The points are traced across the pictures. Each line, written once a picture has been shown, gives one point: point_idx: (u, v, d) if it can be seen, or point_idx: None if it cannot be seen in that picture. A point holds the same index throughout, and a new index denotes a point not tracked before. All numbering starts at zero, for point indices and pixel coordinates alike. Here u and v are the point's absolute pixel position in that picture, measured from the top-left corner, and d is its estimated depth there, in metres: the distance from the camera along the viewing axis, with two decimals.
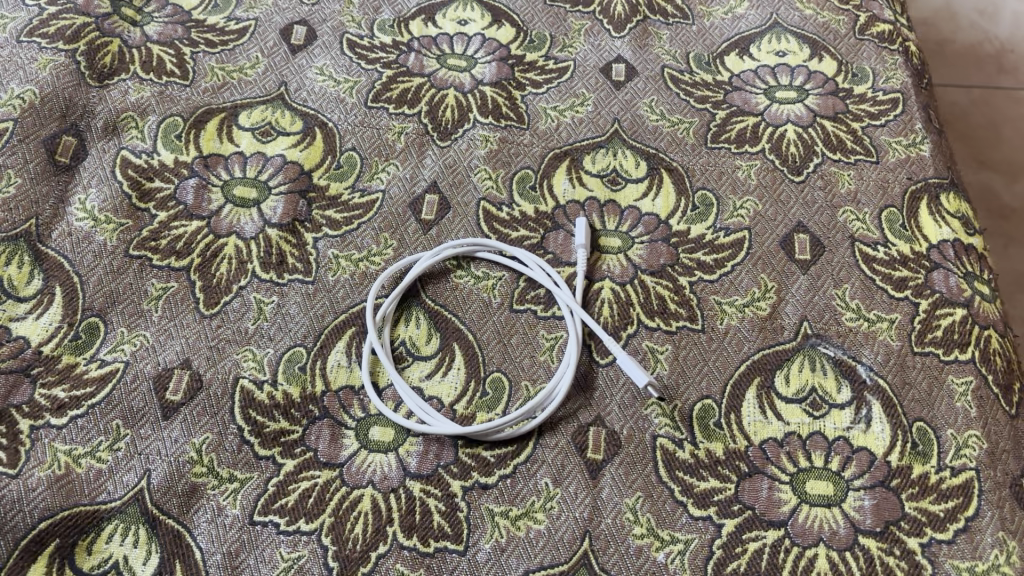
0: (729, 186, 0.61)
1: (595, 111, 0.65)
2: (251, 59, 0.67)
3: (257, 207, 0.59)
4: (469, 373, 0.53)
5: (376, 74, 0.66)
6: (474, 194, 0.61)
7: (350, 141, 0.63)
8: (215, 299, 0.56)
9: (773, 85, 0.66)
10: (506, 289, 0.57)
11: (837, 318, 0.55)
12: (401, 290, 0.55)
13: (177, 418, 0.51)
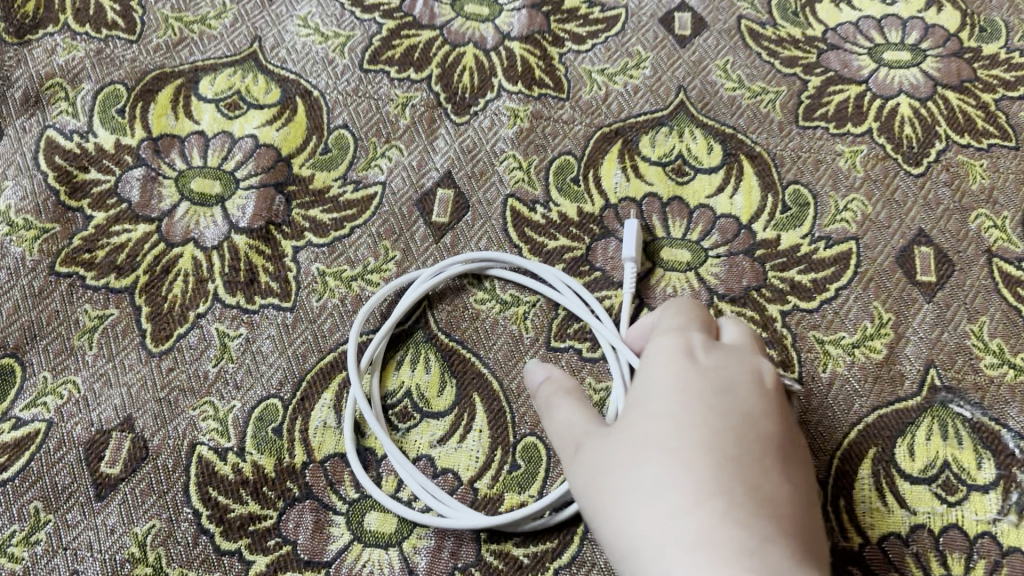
0: (829, 180, 0.47)
1: (654, 76, 0.51)
2: (216, 5, 0.52)
3: (220, 206, 0.46)
4: (494, 438, 0.41)
5: (375, 27, 0.52)
6: (500, 189, 0.47)
7: (341, 115, 0.49)
8: (166, 332, 0.43)
9: (880, 43, 0.52)
10: (541, 319, 0.44)
11: (973, 364, 0.43)
12: (392, 325, 0.42)
13: (114, 498, 0.39)
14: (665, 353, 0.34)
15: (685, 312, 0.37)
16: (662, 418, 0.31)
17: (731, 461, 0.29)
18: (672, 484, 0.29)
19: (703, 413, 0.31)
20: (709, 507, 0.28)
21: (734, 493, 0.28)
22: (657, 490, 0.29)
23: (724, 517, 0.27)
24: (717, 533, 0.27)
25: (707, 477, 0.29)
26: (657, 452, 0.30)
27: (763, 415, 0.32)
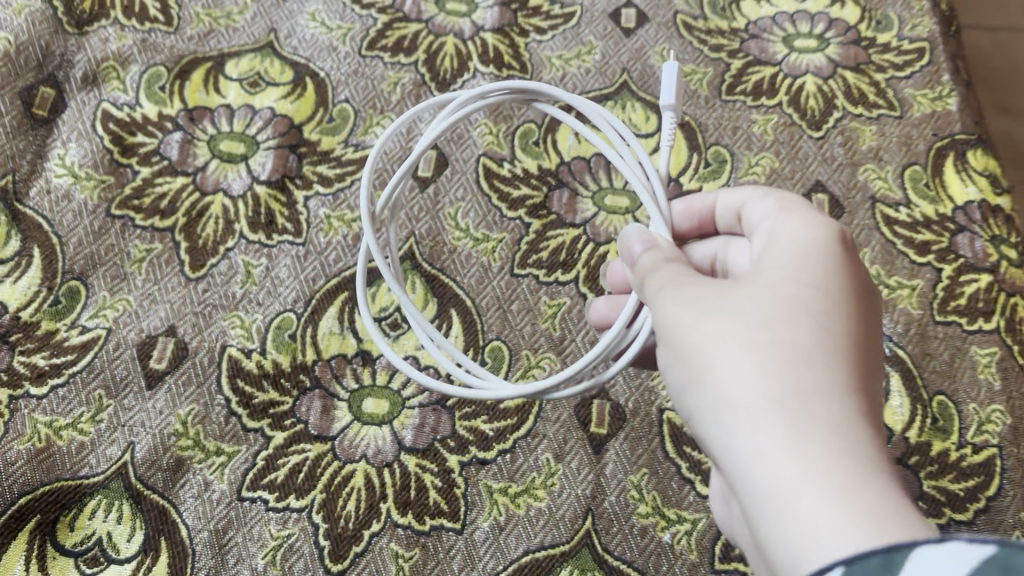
0: (745, 142, 0.58)
1: (603, 60, 0.61)
2: (239, 3, 0.62)
3: (245, 163, 0.56)
4: (467, 342, 0.51)
5: (371, 21, 0.62)
6: (474, 150, 0.57)
7: (344, 92, 0.59)
8: (201, 262, 0.53)
9: (792, 33, 0.63)
10: (507, 252, 0.54)
11: None
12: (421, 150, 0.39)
13: (161, 387, 0.49)
14: (806, 230, 0.33)
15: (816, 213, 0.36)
16: (801, 302, 0.30)
17: (859, 358, 0.30)
18: (817, 363, 0.29)
19: (845, 309, 0.31)
20: (850, 400, 0.29)
21: (860, 390, 0.29)
22: (800, 363, 0.29)
23: (856, 413, 0.28)
24: (849, 427, 0.28)
25: (841, 366, 0.29)
26: (799, 330, 0.30)
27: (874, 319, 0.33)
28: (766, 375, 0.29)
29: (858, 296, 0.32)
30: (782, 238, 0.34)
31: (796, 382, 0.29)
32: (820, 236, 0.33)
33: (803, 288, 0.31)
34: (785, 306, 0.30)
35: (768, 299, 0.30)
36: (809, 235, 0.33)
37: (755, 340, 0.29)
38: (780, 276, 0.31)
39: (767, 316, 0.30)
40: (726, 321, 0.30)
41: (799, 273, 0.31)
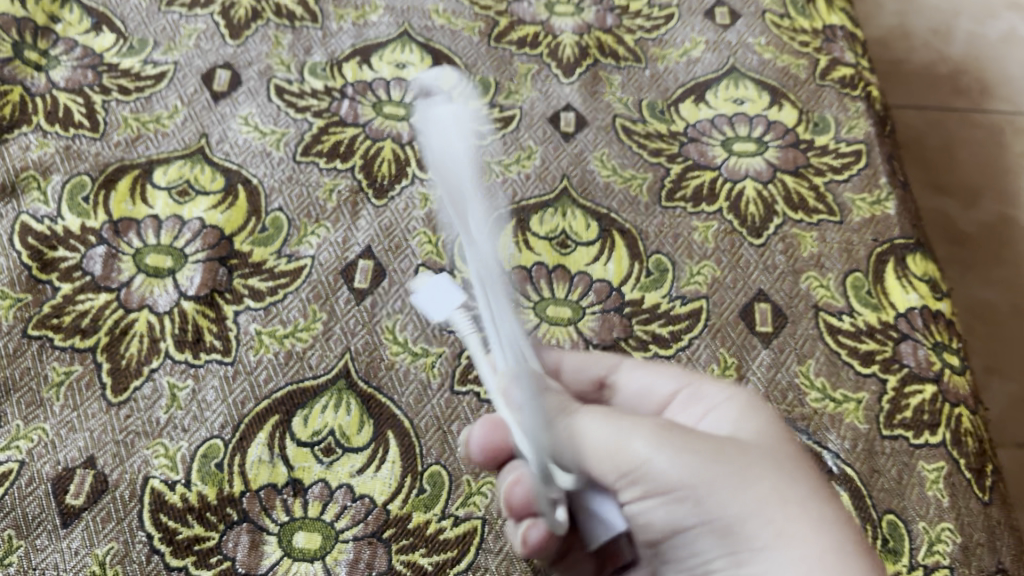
0: (685, 250, 0.57)
1: (543, 166, 0.61)
2: (169, 107, 0.61)
3: (172, 278, 0.54)
4: (405, 468, 0.49)
5: (306, 125, 0.61)
6: (412, 259, 0.56)
7: (277, 200, 0.57)
8: (124, 385, 0.50)
9: (731, 136, 0.62)
10: (448, 366, 0.52)
11: (801, 398, 0.52)
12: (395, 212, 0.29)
13: (77, 525, 0.46)
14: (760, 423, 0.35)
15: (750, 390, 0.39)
16: (817, 480, 0.34)
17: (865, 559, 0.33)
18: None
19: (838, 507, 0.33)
20: None
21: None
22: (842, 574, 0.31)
23: None
24: None
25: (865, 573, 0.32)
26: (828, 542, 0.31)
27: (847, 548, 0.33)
28: (825, 535, 0.32)
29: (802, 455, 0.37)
30: (737, 421, 0.36)
31: (842, 538, 0.32)
32: (767, 422, 0.36)
33: (798, 453, 0.34)
34: (807, 472, 0.34)
35: (781, 450, 0.34)
36: (762, 411, 0.36)
37: (804, 489, 0.32)
38: (764, 434, 0.35)
39: (795, 476, 0.33)
40: (775, 474, 0.32)
41: (779, 432, 0.35)
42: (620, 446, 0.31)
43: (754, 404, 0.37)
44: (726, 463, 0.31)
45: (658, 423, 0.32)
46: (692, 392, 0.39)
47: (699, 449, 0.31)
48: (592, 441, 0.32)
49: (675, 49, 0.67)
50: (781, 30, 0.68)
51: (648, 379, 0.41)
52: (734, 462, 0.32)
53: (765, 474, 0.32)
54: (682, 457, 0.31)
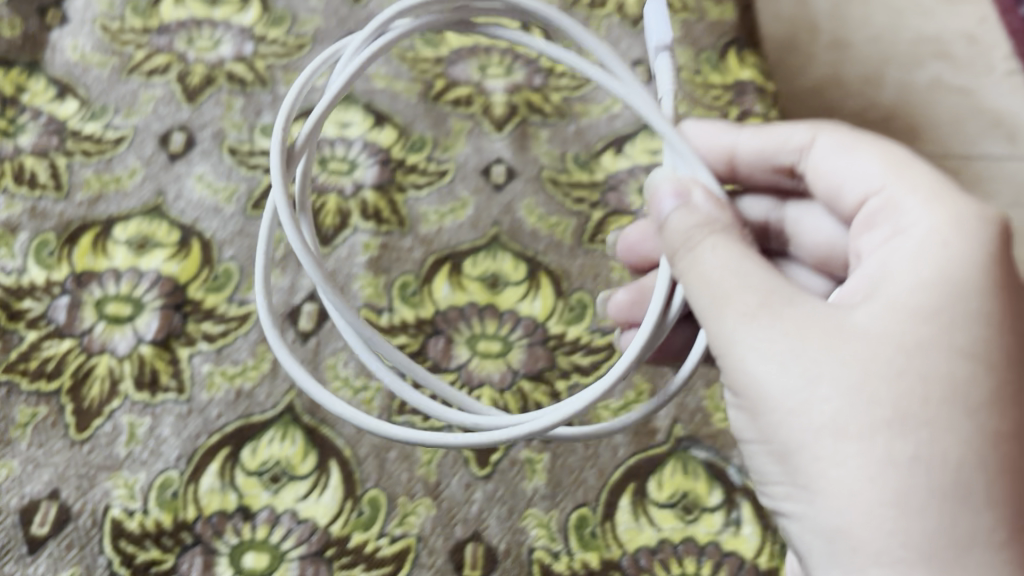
0: (604, 286, 0.63)
1: (475, 214, 0.66)
2: (129, 168, 0.66)
3: (131, 324, 0.58)
4: (345, 493, 0.53)
5: (255, 182, 0.66)
6: (354, 302, 0.61)
7: (229, 251, 0.62)
8: (86, 423, 0.55)
9: (647, 184, 0.69)
10: (385, 400, 0.57)
11: (707, 419, 0.57)
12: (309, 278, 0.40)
13: (43, 553, 0.50)
14: (906, 277, 0.37)
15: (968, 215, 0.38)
16: (956, 399, 0.35)
17: (950, 406, 0.34)
18: (901, 458, 0.34)
19: (931, 366, 0.35)
20: (954, 481, 0.34)
21: (953, 459, 0.34)
22: (893, 453, 0.34)
23: (958, 488, 0.34)
24: (962, 487, 0.34)
25: (930, 438, 0.34)
26: (884, 426, 0.34)
27: (961, 387, 0.35)
28: (896, 488, 0.34)
29: (1010, 330, 0.36)
30: (913, 262, 0.37)
31: (953, 485, 0.34)
32: (967, 314, 0.36)
33: (938, 370, 0.35)
34: (936, 385, 0.35)
35: (896, 361, 0.35)
36: (947, 276, 0.37)
37: (891, 417, 0.34)
38: (919, 332, 0.35)
39: (915, 398, 0.34)
40: (875, 390, 0.34)
41: (929, 330, 0.35)
42: (717, 309, 0.37)
43: (954, 260, 0.37)
44: (816, 371, 0.35)
45: (747, 306, 0.37)
46: (886, 197, 0.41)
47: (784, 359, 0.36)
48: (698, 275, 0.38)
49: (598, 105, 0.73)
50: (694, 85, 0.75)
51: (857, 165, 0.43)
52: (809, 389, 0.35)
53: (846, 411, 0.34)
54: (766, 359, 0.36)
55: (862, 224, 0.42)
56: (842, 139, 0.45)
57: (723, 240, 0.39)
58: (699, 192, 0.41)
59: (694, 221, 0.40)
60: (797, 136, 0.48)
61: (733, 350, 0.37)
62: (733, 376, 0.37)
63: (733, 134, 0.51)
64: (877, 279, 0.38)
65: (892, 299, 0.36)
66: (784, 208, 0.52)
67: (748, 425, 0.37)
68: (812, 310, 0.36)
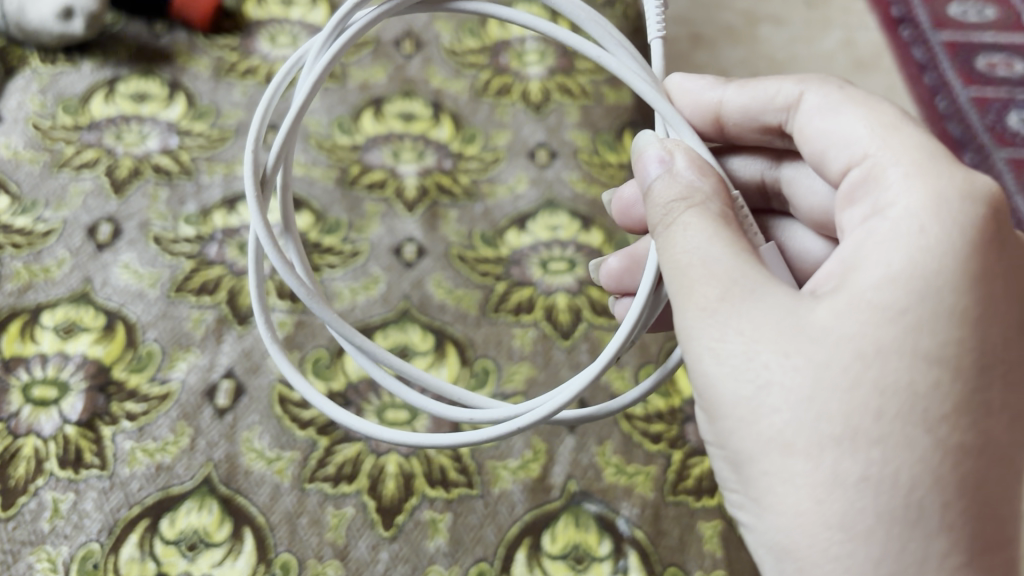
0: (507, 354, 0.68)
1: (387, 291, 0.71)
2: (57, 258, 0.69)
3: (56, 406, 0.62)
4: (258, 558, 0.57)
5: (178, 267, 0.70)
6: (268, 377, 0.65)
7: (152, 332, 0.66)
8: (11, 502, 0.58)
9: (547, 257, 0.74)
10: (297, 469, 0.61)
11: (598, 474, 0.62)
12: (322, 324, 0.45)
13: None
14: (875, 273, 0.37)
15: (942, 204, 0.38)
16: (915, 412, 0.36)
17: (906, 418, 0.36)
18: (846, 473, 0.36)
19: (890, 374, 0.36)
20: (904, 490, 0.36)
21: (903, 468, 0.36)
22: (837, 470, 0.36)
23: (907, 495, 0.36)
24: (909, 497, 0.36)
25: (883, 450, 0.36)
26: (830, 442, 0.36)
27: (919, 393, 0.36)
28: (841, 503, 0.36)
29: (981, 323, 0.37)
30: (888, 258, 0.37)
31: (905, 509, 0.36)
32: (940, 311, 0.36)
33: (898, 379, 0.36)
34: (892, 396, 0.36)
35: (854, 370, 0.36)
36: (919, 268, 0.37)
37: (842, 434, 0.36)
38: (881, 336, 0.36)
39: (869, 412, 0.36)
40: (830, 402, 0.36)
41: (891, 333, 0.36)
42: (684, 299, 0.39)
43: (929, 251, 0.37)
44: (770, 377, 0.37)
45: (708, 300, 0.38)
46: (869, 167, 0.41)
47: (739, 364, 0.38)
48: (674, 251, 0.40)
49: (503, 185, 0.79)
50: (592, 165, 0.81)
51: (845, 126, 0.43)
52: (764, 397, 0.37)
53: (798, 429, 0.36)
54: (720, 363, 0.38)
55: (842, 194, 0.43)
56: (829, 97, 0.45)
57: (698, 215, 0.40)
58: (681, 156, 0.43)
59: (675, 192, 0.42)
60: (791, 91, 0.48)
61: (691, 344, 0.39)
62: (694, 377, 0.39)
63: (720, 89, 0.52)
64: (853, 263, 0.38)
65: (861, 294, 0.37)
66: (779, 169, 0.54)
67: (706, 418, 0.40)
68: (771, 306, 0.38)
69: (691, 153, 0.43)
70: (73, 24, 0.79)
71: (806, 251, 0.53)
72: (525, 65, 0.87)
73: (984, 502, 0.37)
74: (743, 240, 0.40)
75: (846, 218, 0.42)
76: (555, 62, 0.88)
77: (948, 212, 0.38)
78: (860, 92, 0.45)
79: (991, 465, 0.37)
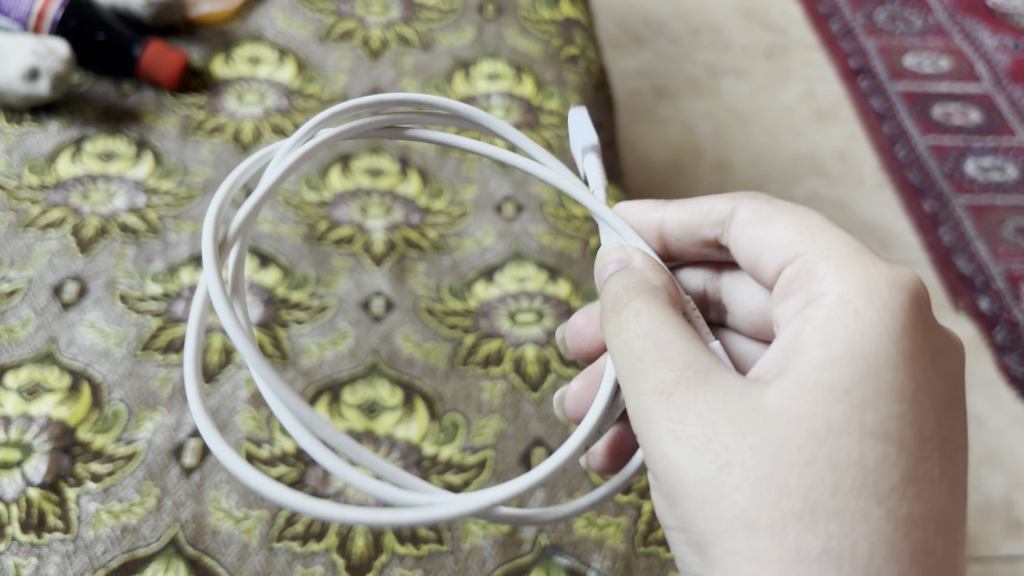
0: (476, 407, 0.68)
1: (355, 345, 0.71)
2: (22, 318, 0.69)
3: (19, 469, 0.61)
4: None
5: (145, 325, 0.70)
6: (236, 435, 0.65)
7: (118, 392, 0.66)
8: None
9: (515, 309, 0.75)
10: (264, 528, 0.60)
11: (570, 526, 0.62)
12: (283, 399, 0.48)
13: None
14: (819, 364, 0.44)
15: (880, 301, 0.46)
16: (866, 485, 0.42)
17: (858, 489, 0.42)
18: (805, 542, 0.41)
19: (840, 451, 0.42)
20: (864, 559, 0.41)
21: (858, 536, 0.41)
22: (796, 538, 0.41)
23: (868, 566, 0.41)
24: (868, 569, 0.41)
25: (837, 520, 0.42)
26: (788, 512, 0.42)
27: (865, 467, 0.42)
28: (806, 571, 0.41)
29: (914, 403, 0.44)
30: (828, 349, 0.45)
31: None
32: (878, 393, 0.43)
33: (849, 454, 0.42)
34: (846, 469, 0.42)
35: (808, 447, 0.42)
36: (857, 351, 0.44)
37: (802, 508, 0.42)
38: (830, 414, 0.43)
39: (826, 487, 0.42)
40: (790, 478, 0.42)
41: (839, 412, 0.43)
42: (639, 385, 0.46)
43: (864, 338, 0.45)
44: (733, 456, 0.43)
45: (662, 382, 0.45)
46: (800, 265, 0.51)
47: (700, 446, 0.43)
48: (626, 338, 0.47)
49: (471, 238, 0.80)
50: (558, 219, 0.82)
51: (774, 235, 0.54)
52: (726, 476, 0.43)
53: (759, 504, 0.42)
54: (683, 444, 0.44)
55: (784, 289, 0.52)
56: (758, 210, 0.56)
57: (646, 304, 0.48)
58: (637, 258, 0.53)
59: (628, 284, 0.50)
60: (722, 209, 0.59)
61: (653, 428, 0.45)
62: (657, 462, 0.45)
63: (660, 211, 0.63)
64: (794, 350, 0.46)
65: (808, 377, 0.44)
66: (720, 278, 0.66)
67: (664, 503, 0.45)
68: (727, 391, 0.44)
69: (646, 257, 0.53)
70: (38, 84, 0.79)
71: (746, 354, 0.64)
72: None
73: (933, 568, 0.42)
74: (689, 328, 0.48)
75: (784, 311, 0.51)
76: (520, 117, 0.89)
77: (881, 306, 0.46)
78: (787, 205, 0.55)
79: (935, 533, 0.43)
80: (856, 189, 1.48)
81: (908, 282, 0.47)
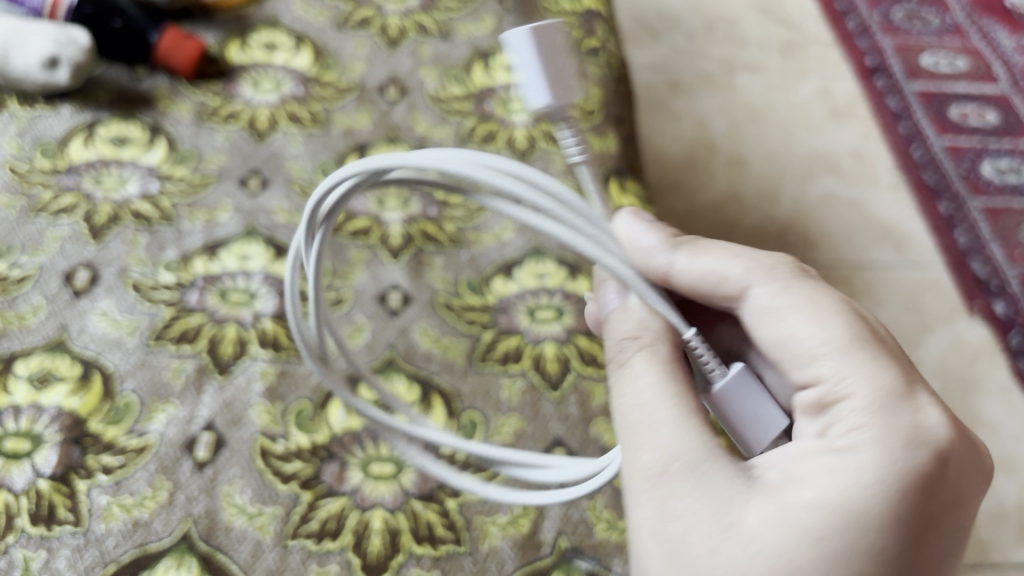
0: (495, 405, 0.67)
1: (372, 338, 0.70)
2: (32, 305, 0.67)
3: (29, 459, 0.59)
4: None
5: (158, 315, 0.68)
6: (249, 429, 0.63)
7: (129, 383, 0.64)
8: None
9: (534, 305, 0.74)
10: (278, 526, 0.59)
11: (590, 530, 0.61)
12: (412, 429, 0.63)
13: None
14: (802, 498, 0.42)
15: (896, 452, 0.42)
16: None
17: None
18: None
19: None
20: None
21: None
22: None
23: None
24: None
25: None
26: None
27: None
28: None
29: (893, 563, 0.41)
30: (816, 490, 0.42)
31: None
32: (855, 546, 0.41)
33: None
34: None
35: None
36: (849, 503, 0.41)
37: None
38: (797, 559, 0.41)
39: None
40: None
41: (806, 559, 0.41)
42: (630, 462, 0.46)
43: (862, 486, 0.41)
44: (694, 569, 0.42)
45: (649, 469, 0.45)
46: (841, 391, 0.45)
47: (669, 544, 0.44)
48: (626, 405, 0.48)
49: (489, 233, 0.78)
50: None
51: (794, 340, 0.47)
52: None
53: None
54: (656, 526, 0.44)
55: (802, 404, 0.46)
56: (774, 300, 0.47)
57: (645, 360, 0.48)
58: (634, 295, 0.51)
59: (629, 331, 0.49)
60: (736, 281, 0.49)
61: (635, 499, 0.46)
62: (632, 533, 0.46)
63: None
64: (790, 475, 0.43)
65: (792, 515, 0.41)
66: None
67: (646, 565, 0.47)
68: (708, 497, 0.44)
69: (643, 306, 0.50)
70: (58, 73, 0.78)
71: None
72: (510, 112, 0.87)
73: None
74: (695, 402, 0.46)
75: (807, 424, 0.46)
76: None
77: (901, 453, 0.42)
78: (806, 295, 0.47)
79: None
80: (870, 190, 1.46)
81: (930, 434, 0.43)
